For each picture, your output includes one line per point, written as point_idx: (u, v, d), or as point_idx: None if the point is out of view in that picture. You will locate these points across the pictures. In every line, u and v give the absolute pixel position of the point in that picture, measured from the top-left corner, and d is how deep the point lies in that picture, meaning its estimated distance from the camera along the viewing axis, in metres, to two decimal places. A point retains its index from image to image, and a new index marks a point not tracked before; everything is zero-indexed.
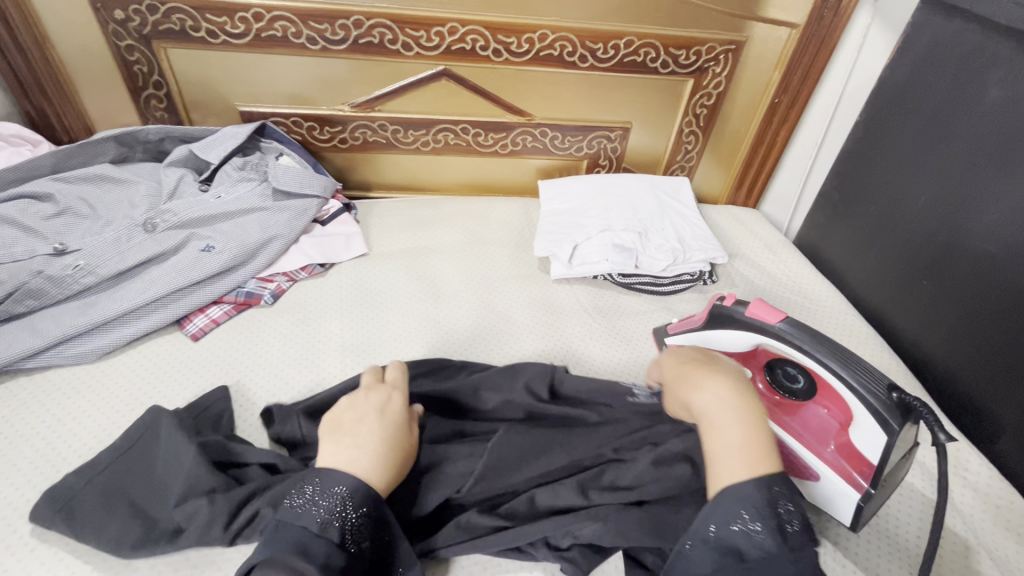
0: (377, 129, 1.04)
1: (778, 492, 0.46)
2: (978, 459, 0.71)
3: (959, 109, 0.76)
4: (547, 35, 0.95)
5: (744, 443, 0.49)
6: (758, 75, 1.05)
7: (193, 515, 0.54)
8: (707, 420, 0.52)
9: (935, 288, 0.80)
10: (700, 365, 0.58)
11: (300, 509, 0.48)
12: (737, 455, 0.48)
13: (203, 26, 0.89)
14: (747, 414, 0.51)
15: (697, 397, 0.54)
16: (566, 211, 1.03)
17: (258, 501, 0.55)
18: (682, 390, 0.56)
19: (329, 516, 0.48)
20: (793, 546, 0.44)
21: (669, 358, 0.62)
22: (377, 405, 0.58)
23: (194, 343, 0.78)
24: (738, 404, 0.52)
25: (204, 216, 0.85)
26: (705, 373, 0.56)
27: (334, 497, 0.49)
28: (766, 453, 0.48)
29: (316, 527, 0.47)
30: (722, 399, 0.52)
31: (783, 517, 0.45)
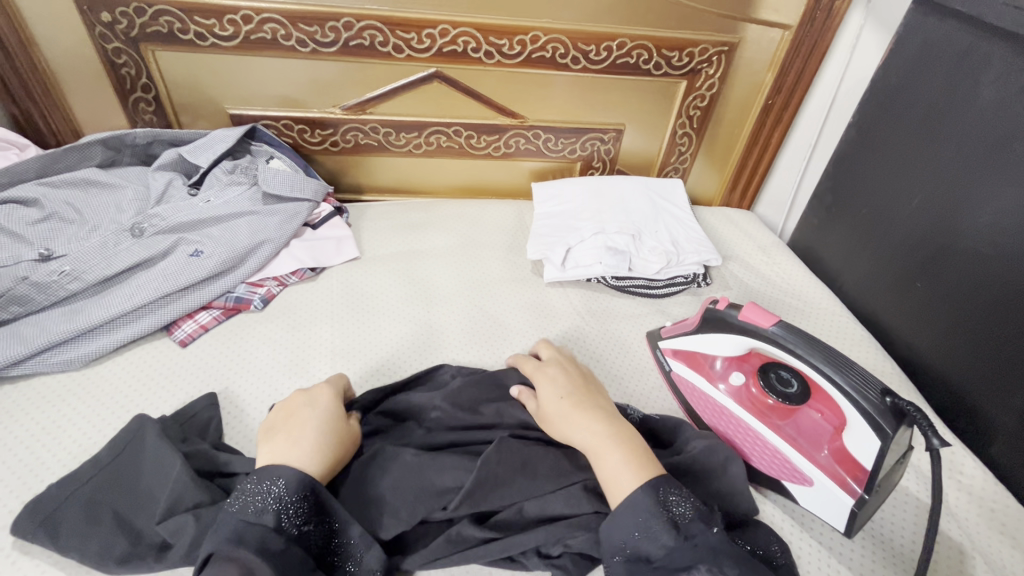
0: (368, 131, 1.03)
1: (665, 489, 0.52)
2: (973, 462, 0.71)
3: (951, 110, 0.76)
4: (540, 37, 0.95)
5: (622, 464, 0.54)
6: (752, 77, 1.05)
7: (178, 530, 0.53)
8: (589, 453, 0.56)
9: (929, 290, 0.80)
10: (575, 399, 0.62)
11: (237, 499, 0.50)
12: (626, 473, 0.53)
13: (192, 29, 0.88)
14: (621, 443, 0.56)
15: (574, 433, 0.58)
16: (559, 214, 1.03)
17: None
18: (560, 426, 0.60)
19: (264, 503, 0.49)
20: (688, 536, 0.49)
21: (547, 382, 0.65)
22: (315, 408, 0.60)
23: (182, 349, 0.77)
24: (607, 433, 0.57)
25: (192, 221, 0.84)
26: (578, 408, 0.60)
27: (268, 485, 0.50)
28: (647, 466, 0.54)
29: (250, 515, 0.49)
30: (597, 433, 0.57)
31: (675, 512, 0.50)
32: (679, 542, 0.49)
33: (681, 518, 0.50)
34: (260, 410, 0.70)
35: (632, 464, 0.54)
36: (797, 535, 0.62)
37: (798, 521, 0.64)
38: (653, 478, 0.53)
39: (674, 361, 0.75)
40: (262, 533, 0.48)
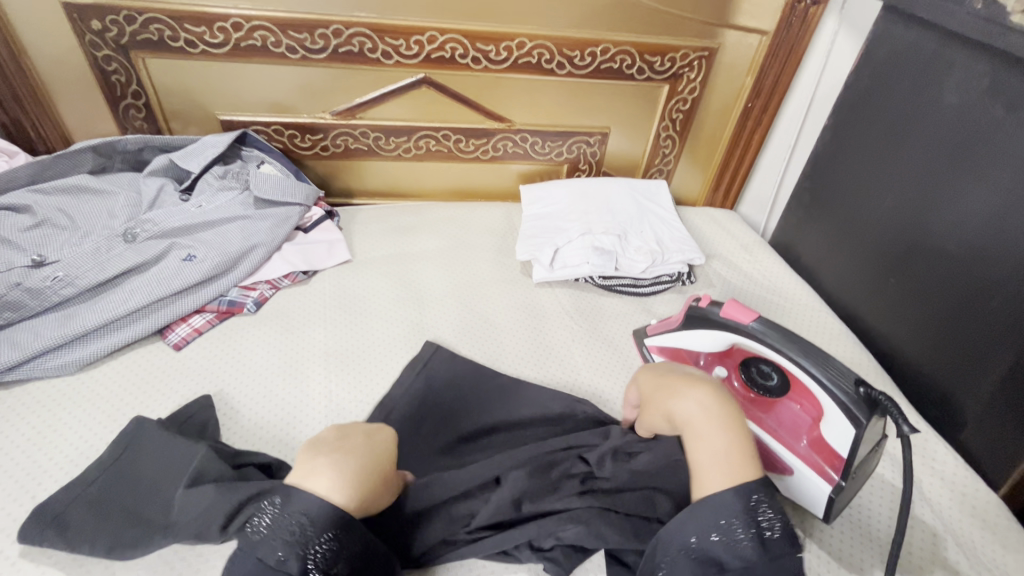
0: (358, 136, 1.05)
1: (760, 497, 0.51)
2: (946, 450, 0.74)
3: (919, 112, 0.79)
4: (525, 43, 0.97)
5: (727, 452, 0.54)
6: (732, 80, 1.08)
7: (185, 519, 0.54)
8: (692, 429, 0.56)
9: (902, 286, 0.83)
10: (681, 373, 0.62)
11: (263, 541, 0.48)
12: (718, 464, 0.53)
13: (182, 36, 0.89)
14: (728, 425, 0.55)
15: (680, 406, 0.58)
16: (547, 216, 1.05)
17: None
18: (663, 397, 0.60)
19: (288, 546, 0.47)
20: (772, 553, 0.49)
21: (648, 369, 0.66)
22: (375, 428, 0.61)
23: (176, 353, 0.78)
24: (716, 410, 0.56)
25: (185, 226, 0.85)
26: (687, 384, 0.60)
27: (295, 524, 0.48)
28: (746, 459, 0.53)
29: (275, 560, 0.46)
30: (703, 407, 0.57)
31: (763, 526, 0.50)
32: (758, 558, 0.48)
33: (768, 534, 0.50)
34: (255, 411, 0.72)
35: (730, 457, 0.53)
36: None
37: None
38: (749, 474, 0.52)
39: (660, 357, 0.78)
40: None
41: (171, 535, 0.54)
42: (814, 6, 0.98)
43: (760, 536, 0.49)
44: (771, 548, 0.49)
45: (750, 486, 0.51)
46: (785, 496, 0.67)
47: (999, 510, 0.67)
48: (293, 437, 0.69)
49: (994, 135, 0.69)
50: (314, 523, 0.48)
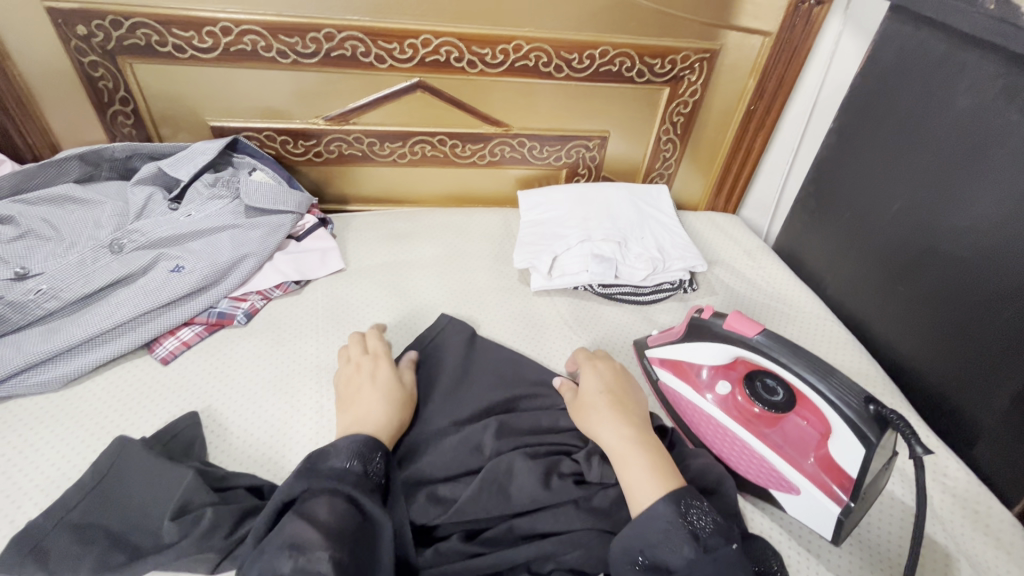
0: (352, 142, 1.02)
1: (687, 501, 0.52)
2: (956, 464, 0.72)
3: (928, 115, 0.77)
4: (522, 46, 0.95)
5: (648, 470, 0.55)
6: (734, 83, 1.06)
7: (186, 531, 0.54)
8: (613, 454, 0.58)
9: (911, 294, 0.81)
10: (614, 397, 0.64)
11: (326, 455, 0.55)
12: (645, 483, 0.54)
13: (170, 41, 0.87)
14: (646, 450, 0.57)
15: (602, 431, 0.60)
16: (545, 222, 1.03)
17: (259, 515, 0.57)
18: (591, 420, 0.62)
19: (354, 454, 0.55)
20: (707, 549, 0.48)
21: (590, 376, 0.68)
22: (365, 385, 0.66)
23: (164, 367, 0.75)
24: (634, 438, 0.59)
25: (173, 236, 0.83)
26: (612, 408, 0.62)
27: (353, 444, 0.56)
28: (668, 478, 0.55)
29: (344, 463, 0.54)
30: (624, 436, 0.59)
31: (697, 525, 0.50)
32: (698, 554, 0.48)
33: (702, 531, 0.49)
34: (245, 429, 0.69)
35: (655, 475, 0.55)
36: (785, 542, 0.63)
37: (784, 529, 0.64)
38: (675, 488, 0.53)
39: (661, 370, 0.75)
40: (358, 477, 0.53)
41: (166, 548, 0.53)
42: (818, 7, 0.95)
43: (694, 534, 0.49)
44: (709, 543, 0.49)
45: (678, 495, 0.52)
46: (791, 515, 0.64)
47: (1014, 528, 0.65)
48: (283, 455, 0.67)
49: (1006, 139, 0.66)
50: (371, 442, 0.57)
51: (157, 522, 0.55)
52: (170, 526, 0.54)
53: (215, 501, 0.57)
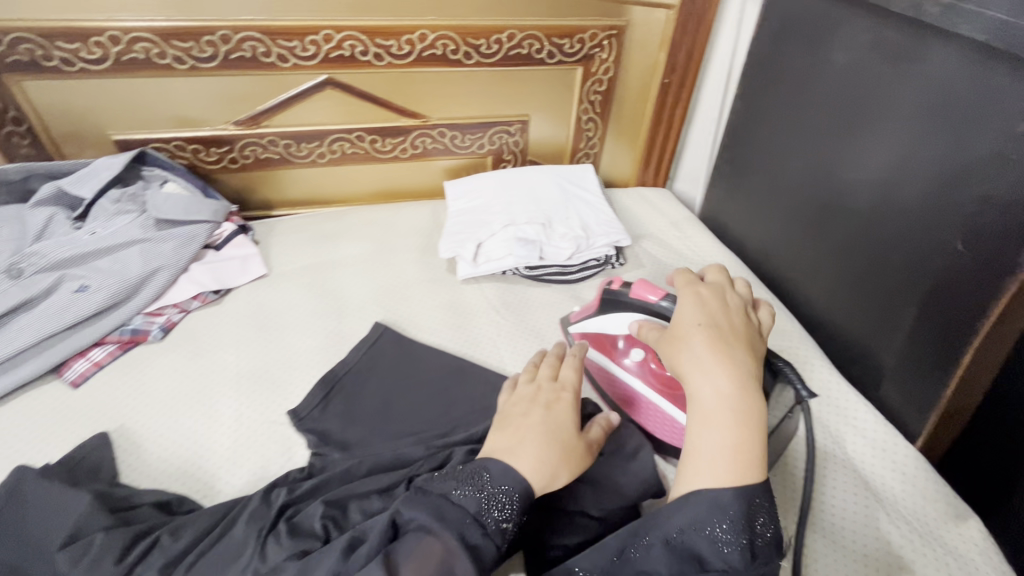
0: (267, 145, 1.01)
1: (758, 505, 0.47)
2: (864, 407, 0.75)
3: (814, 73, 0.79)
4: (427, 35, 0.94)
5: (733, 448, 0.48)
6: (645, 58, 1.06)
7: (79, 557, 0.50)
8: (702, 410, 0.51)
9: (817, 249, 0.84)
10: (716, 332, 0.56)
11: (442, 481, 0.50)
12: (726, 458, 0.48)
13: (57, 55, 0.84)
14: (741, 417, 0.50)
15: (700, 378, 0.53)
16: (471, 211, 1.02)
17: (159, 533, 0.54)
18: (684, 362, 0.55)
19: (477, 496, 0.48)
20: (757, 560, 0.45)
21: (689, 308, 0.60)
22: (551, 407, 0.58)
23: (73, 391, 0.73)
24: (736, 399, 0.51)
25: (77, 255, 0.80)
26: (712, 352, 0.54)
27: (479, 478, 0.50)
28: (752, 460, 0.48)
29: (457, 498, 0.48)
30: (722, 392, 0.51)
31: (757, 532, 0.46)
32: (746, 565, 0.45)
33: (759, 540, 0.46)
34: (160, 444, 0.68)
35: (727, 455, 0.48)
36: None
37: None
38: (751, 481, 0.47)
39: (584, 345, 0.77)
40: (461, 518, 0.47)
41: None
42: None
43: (750, 543, 0.45)
44: (759, 555, 0.45)
45: (752, 491, 0.47)
46: None
47: (918, 463, 0.69)
48: (199, 467, 0.66)
49: (881, 90, 0.69)
50: (504, 480, 0.50)
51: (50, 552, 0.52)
52: (58, 557, 0.51)
53: (113, 524, 0.54)
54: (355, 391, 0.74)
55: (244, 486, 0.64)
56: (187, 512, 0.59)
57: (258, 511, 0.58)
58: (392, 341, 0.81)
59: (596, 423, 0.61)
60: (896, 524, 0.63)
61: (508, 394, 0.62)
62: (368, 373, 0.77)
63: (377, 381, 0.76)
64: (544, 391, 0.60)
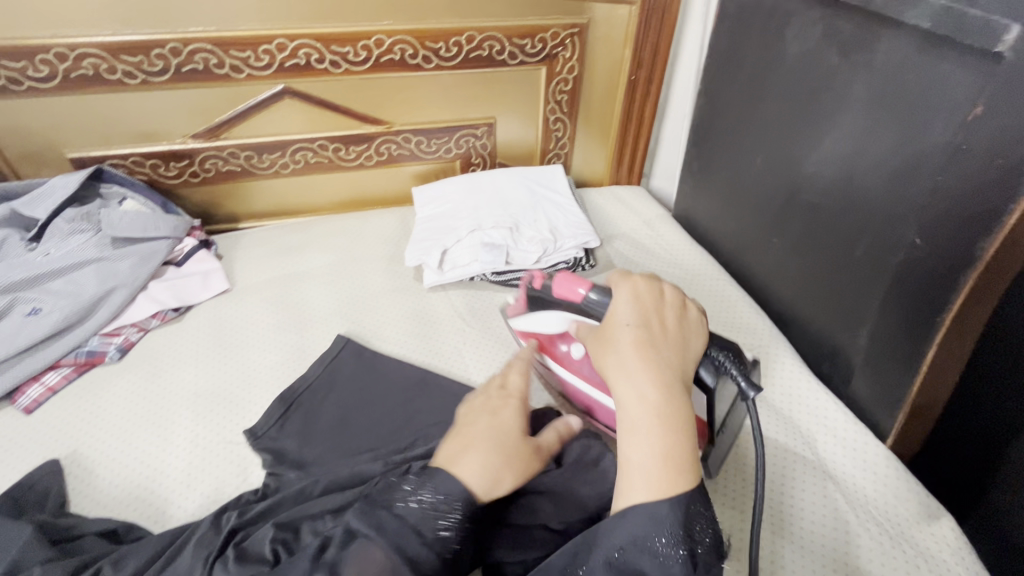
0: (227, 157, 0.99)
1: (695, 511, 0.45)
2: (835, 406, 0.74)
3: (772, 66, 0.77)
4: (383, 41, 0.92)
5: (659, 456, 0.47)
6: (610, 55, 1.05)
7: None
8: (628, 418, 0.50)
9: (783, 244, 0.82)
10: (645, 335, 0.54)
11: (389, 492, 0.49)
12: (650, 467, 0.47)
13: (2, 74, 0.82)
14: (665, 424, 0.48)
15: (625, 386, 0.52)
16: (438, 216, 1.01)
17: (102, 564, 0.52)
18: (614, 369, 0.54)
19: (419, 505, 0.48)
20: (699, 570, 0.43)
21: (626, 305, 0.58)
22: (494, 414, 0.57)
23: (27, 417, 0.72)
24: (660, 407, 0.49)
25: (30, 278, 0.79)
26: (639, 358, 0.52)
27: (418, 488, 0.49)
28: (680, 466, 0.47)
29: (399, 508, 0.47)
30: (646, 400, 0.50)
31: (696, 540, 0.45)
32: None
33: (699, 549, 0.44)
34: (113, 469, 0.66)
35: (653, 464, 0.47)
36: None
37: None
38: (682, 488, 0.46)
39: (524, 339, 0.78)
40: (402, 530, 0.46)
41: None
42: None
43: (691, 553, 0.44)
44: (700, 565, 0.44)
45: (684, 499, 0.45)
46: None
47: (887, 460, 0.68)
48: (151, 491, 0.64)
49: (833, 82, 0.67)
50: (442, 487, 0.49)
51: None
52: None
53: (52, 558, 0.52)
54: (314, 407, 0.73)
55: (197, 509, 0.62)
56: (136, 538, 0.57)
57: (208, 535, 0.56)
58: (354, 354, 0.80)
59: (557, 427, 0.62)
60: (865, 526, 0.62)
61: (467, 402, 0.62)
62: (328, 388, 0.76)
63: (337, 396, 0.75)
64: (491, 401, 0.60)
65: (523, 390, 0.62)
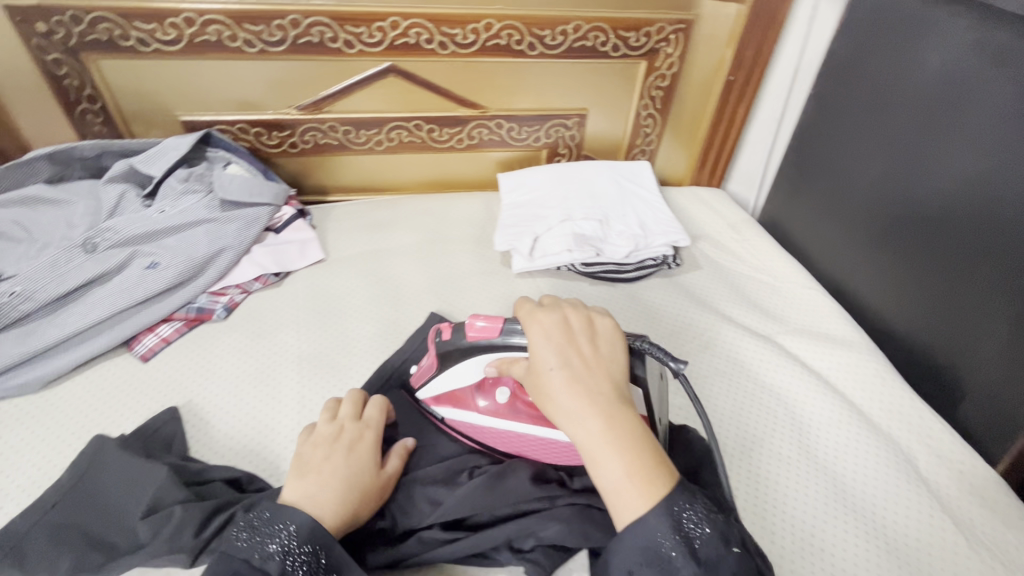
0: (327, 131, 1.01)
1: (678, 508, 0.47)
2: (941, 426, 0.73)
3: (904, 75, 0.76)
4: (493, 24, 0.93)
5: (627, 475, 0.48)
6: (711, 53, 1.03)
7: (162, 526, 0.52)
8: (585, 455, 0.50)
9: (889, 257, 0.81)
10: (568, 368, 0.53)
11: (248, 537, 0.49)
12: (624, 489, 0.48)
13: (133, 35, 0.85)
14: (621, 446, 0.49)
15: (571, 427, 0.51)
16: (525, 204, 1.02)
17: (235, 509, 0.54)
18: (554, 412, 0.52)
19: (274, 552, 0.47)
20: (704, 563, 0.45)
21: (537, 340, 0.56)
22: (345, 447, 0.59)
23: (144, 364, 0.75)
24: (609, 434, 0.50)
25: (147, 232, 0.82)
26: (568, 396, 0.51)
27: (274, 531, 0.49)
28: (651, 477, 0.48)
29: (257, 559, 0.47)
30: (594, 434, 0.50)
31: (690, 534, 0.46)
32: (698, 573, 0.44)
33: (695, 542, 0.46)
34: (227, 422, 0.69)
35: (631, 484, 0.48)
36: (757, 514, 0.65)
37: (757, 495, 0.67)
38: (660, 492, 0.47)
39: (439, 407, 0.69)
40: None
41: (140, 547, 0.52)
42: None
43: (689, 547, 0.45)
44: (703, 558, 0.45)
45: (670, 502, 0.47)
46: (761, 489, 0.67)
47: (997, 486, 0.67)
48: (264, 445, 0.67)
49: (978, 96, 0.66)
50: (288, 530, 0.49)
51: (132, 520, 0.54)
52: (141, 524, 0.52)
53: (188, 498, 0.55)
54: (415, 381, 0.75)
55: None
56: (260, 489, 0.60)
57: None
58: None
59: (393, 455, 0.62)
60: (977, 551, 0.61)
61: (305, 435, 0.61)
62: None
63: None
64: (345, 429, 0.61)
65: (376, 418, 0.64)
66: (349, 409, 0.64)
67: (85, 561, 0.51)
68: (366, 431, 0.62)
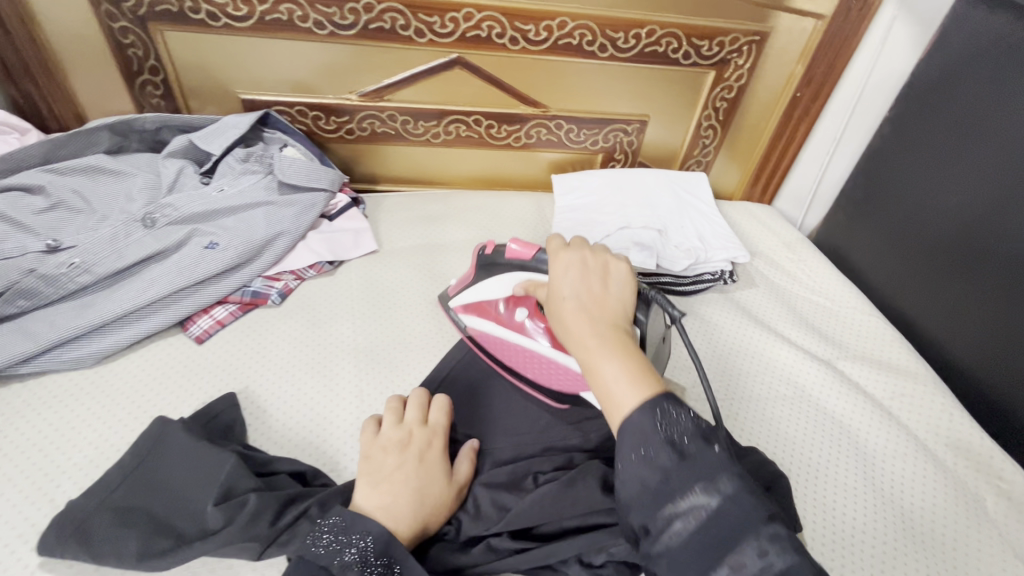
0: (385, 119, 0.99)
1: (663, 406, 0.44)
2: (1011, 466, 0.72)
3: (1000, 104, 0.73)
4: (567, 23, 0.91)
5: (622, 373, 0.47)
6: (781, 67, 1.01)
7: (235, 515, 0.51)
8: (587, 368, 0.50)
9: (962, 289, 0.79)
10: (577, 295, 0.54)
11: (326, 542, 0.48)
12: (620, 387, 0.46)
13: (203, 8, 0.83)
14: (619, 351, 0.49)
15: (574, 343, 0.51)
16: (581, 208, 1.00)
17: (307, 503, 0.53)
18: (563, 336, 0.53)
19: (351, 560, 0.46)
20: (686, 456, 0.42)
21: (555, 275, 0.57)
22: (415, 455, 0.57)
23: (199, 347, 0.73)
24: (607, 342, 0.49)
25: (207, 211, 0.80)
26: (574, 315, 0.52)
27: (351, 540, 0.48)
28: (648, 376, 0.47)
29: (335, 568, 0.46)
30: (594, 344, 0.50)
31: (674, 432, 0.43)
32: (676, 464, 0.42)
33: (679, 439, 0.43)
34: (284, 412, 0.68)
35: (627, 383, 0.47)
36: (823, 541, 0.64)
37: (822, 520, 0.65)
38: (653, 389, 0.46)
39: (466, 316, 0.75)
40: None
41: (211, 535, 0.50)
42: None
43: (673, 444, 0.43)
44: (687, 455, 0.42)
45: (658, 397, 0.45)
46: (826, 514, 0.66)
47: None
48: (323, 439, 0.65)
49: None
50: (365, 539, 0.48)
51: (200, 506, 0.53)
52: (213, 512, 0.51)
53: (260, 487, 0.54)
54: (474, 383, 0.73)
55: None
56: (325, 484, 0.59)
57: None
58: None
59: (463, 459, 0.62)
60: None
61: (373, 434, 0.60)
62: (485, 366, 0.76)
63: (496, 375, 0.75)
64: (412, 434, 0.60)
65: (441, 422, 0.63)
66: (413, 410, 0.63)
67: (153, 546, 0.50)
68: (434, 439, 0.60)
